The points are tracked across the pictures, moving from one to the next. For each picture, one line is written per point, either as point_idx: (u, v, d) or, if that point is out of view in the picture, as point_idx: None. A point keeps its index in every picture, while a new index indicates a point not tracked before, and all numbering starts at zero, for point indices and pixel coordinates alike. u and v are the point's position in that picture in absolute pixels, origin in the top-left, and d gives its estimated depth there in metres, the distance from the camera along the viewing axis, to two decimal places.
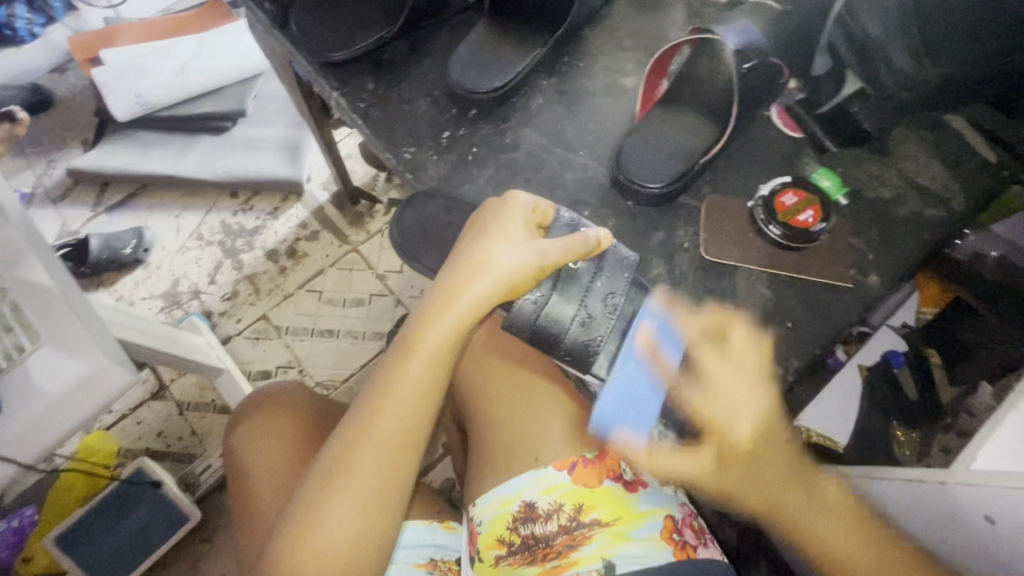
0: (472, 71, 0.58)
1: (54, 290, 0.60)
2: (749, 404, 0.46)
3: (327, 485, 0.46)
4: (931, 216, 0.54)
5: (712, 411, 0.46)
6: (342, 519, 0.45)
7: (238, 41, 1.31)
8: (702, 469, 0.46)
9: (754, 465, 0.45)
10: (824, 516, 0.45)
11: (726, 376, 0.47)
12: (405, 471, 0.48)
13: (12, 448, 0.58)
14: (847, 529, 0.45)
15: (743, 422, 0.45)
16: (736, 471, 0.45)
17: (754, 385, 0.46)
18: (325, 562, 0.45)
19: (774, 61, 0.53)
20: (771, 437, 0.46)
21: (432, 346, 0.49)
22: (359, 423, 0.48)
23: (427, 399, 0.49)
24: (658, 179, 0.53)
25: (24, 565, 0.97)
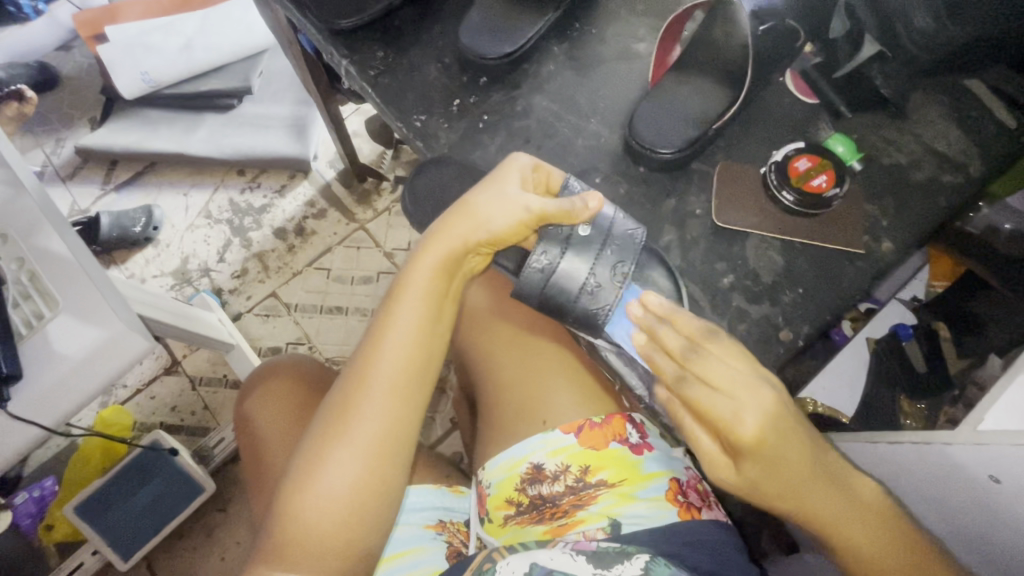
0: (484, 36, 0.58)
1: (70, 259, 0.61)
2: (754, 398, 0.40)
3: (330, 431, 0.47)
4: (946, 181, 0.54)
5: (717, 405, 0.41)
6: (347, 461, 0.46)
7: (243, 17, 1.30)
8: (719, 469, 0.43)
9: (771, 465, 0.41)
10: (852, 519, 0.43)
11: (727, 371, 0.42)
12: (409, 415, 0.48)
13: (34, 411, 0.59)
14: (867, 520, 0.44)
15: (750, 418, 0.40)
16: (752, 472, 0.41)
17: (755, 383, 0.41)
18: (330, 506, 0.45)
19: (793, 25, 0.52)
20: (781, 428, 0.40)
21: (424, 290, 0.50)
22: (356, 370, 0.48)
23: (425, 344, 0.49)
24: (670, 144, 0.53)
25: (49, 532, 1.02)
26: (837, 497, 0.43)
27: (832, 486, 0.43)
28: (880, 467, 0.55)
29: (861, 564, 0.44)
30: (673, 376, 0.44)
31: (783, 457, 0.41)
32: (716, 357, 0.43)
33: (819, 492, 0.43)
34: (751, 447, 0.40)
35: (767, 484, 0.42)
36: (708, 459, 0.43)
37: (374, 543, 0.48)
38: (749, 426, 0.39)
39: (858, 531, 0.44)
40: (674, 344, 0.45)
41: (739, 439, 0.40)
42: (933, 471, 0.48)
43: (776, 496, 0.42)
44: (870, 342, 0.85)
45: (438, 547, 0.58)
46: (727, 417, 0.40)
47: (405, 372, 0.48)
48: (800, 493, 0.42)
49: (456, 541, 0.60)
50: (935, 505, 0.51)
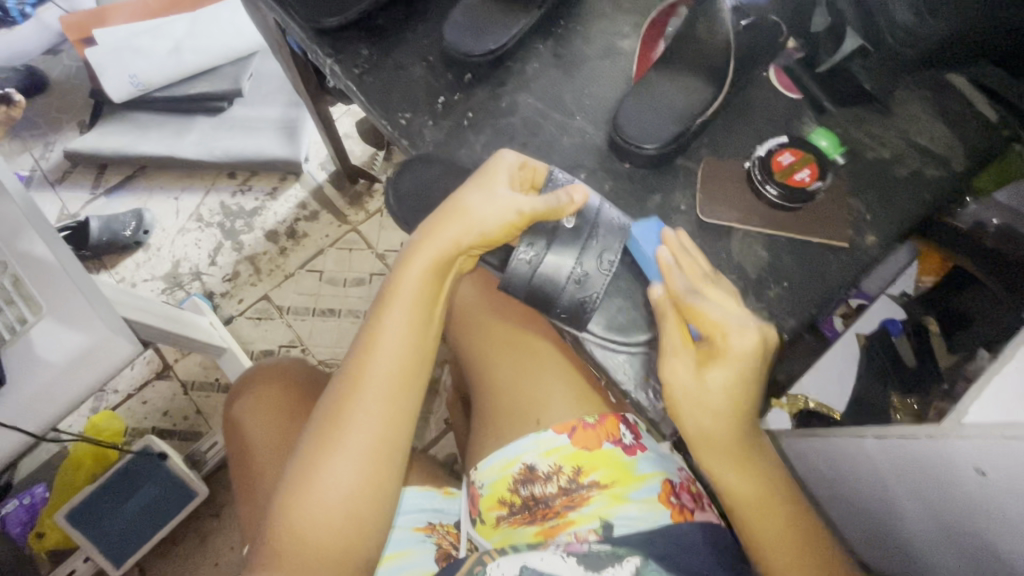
0: (468, 34, 0.57)
1: (54, 263, 0.61)
2: (745, 324, 0.46)
3: (323, 440, 0.46)
4: (931, 174, 0.54)
5: (714, 317, 0.46)
6: (343, 470, 0.45)
7: (232, 19, 1.29)
8: (691, 365, 0.46)
9: (734, 380, 0.46)
10: (750, 467, 0.47)
11: (717, 311, 0.47)
12: (403, 420, 0.48)
13: (18, 417, 0.58)
14: (759, 475, 0.47)
15: (739, 338, 0.46)
16: (712, 377, 0.46)
17: (744, 319, 0.47)
18: (327, 513, 0.45)
19: (775, 20, 0.54)
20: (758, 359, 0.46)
21: (415, 295, 0.49)
22: (349, 377, 0.48)
23: (417, 350, 0.49)
24: (655, 140, 0.53)
25: (38, 540, 1.01)
26: (755, 454, 0.48)
27: (749, 453, 0.47)
28: (869, 468, 0.55)
29: (744, 510, 0.47)
30: (685, 290, 0.47)
31: (738, 380, 0.46)
32: (713, 292, 0.48)
33: (738, 445, 0.47)
34: (734, 354, 0.46)
35: (705, 406, 0.46)
36: (680, 357, 0.46)
37: (373, 549, 0.47)
38: (734, 341, 0.46)
39: (739, 474, 0.47)
40: (679, 285, 0.47)
41: (727, 347, 0.46)
42: (917, 465, 0.48)
43: (708, 418, 0.46)
44: (859, 337, 0.86)
45: (426, 551, 0.58)
46: (713, 330, 0.46)
47: (398, 377, 0.48)
48: (726, 442, 0.47)
49: (445, 543, 0.60)
50: (921, 504, 0.51)
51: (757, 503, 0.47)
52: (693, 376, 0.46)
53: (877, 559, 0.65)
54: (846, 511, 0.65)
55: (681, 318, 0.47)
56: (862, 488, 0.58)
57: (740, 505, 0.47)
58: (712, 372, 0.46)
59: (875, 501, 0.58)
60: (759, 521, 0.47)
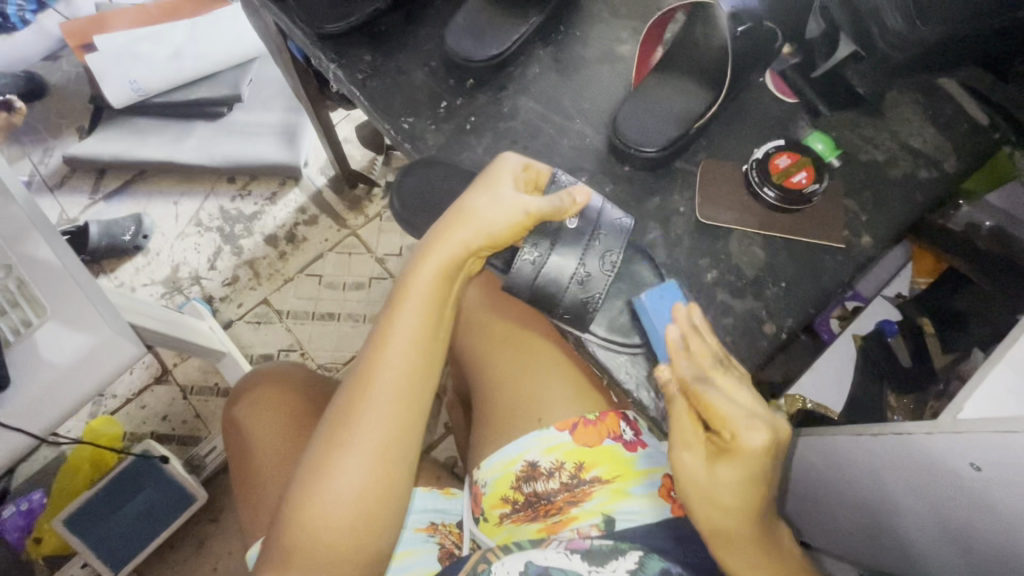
0: (469, 39, 0.58)
1: (58, 266, 0.61)
2: (759, 417, 0.44)
3: (333, 439, 0.47)
4: (923, 176, 0.55)
5: (726, 412, 0.43)
6: (353, 469, 0.46)
7: (232, 25, 1.30)
8: (699, 460, 0.44)
9: (748, 478, 0.43)
10: (767, 565, 0.44)
11: (730, 406, 0.44)
12: (413, 420, 0.48)
13: (22, 419, 0.59)
14: (776, 573, 0.45)
15: (754, 432, 0.43)
16: (722, 475, 0.43)
17: (760, 414, 0.44)
18: (337, 512, 0.45)
19: (770, 27, 0.53)
20: (773, 457, 0.43)
21: (424, 298, 0.50)
22: (360, 378, 0.48)
23: (426, 351, 0.50)
24: (654, 143, 0.54)
25: (35, 547, 1.01)
26: (772, 551, 0.45)
27: (765, 549, 0.44)
28: (866, 466, 0.56)
29: None
30: (694, 377, 0.45)
31: (753, 481, 0.43)
32: (728, 381, 0.45)
33: (756, 542, 0.44)
34: (748, 453, 0.42)
35: (716, 501, 0.44)
36: (688, 451, 0.45)
37: (382, 548, 0.48)
38: (750, 438, 0.42)
39: (754, 573, 0.44)
40: (687, 371, 0.46)
41: (741, 443, 0.43)
42: (914, 461, 0.49)
43: (718, 513, 0.44)
44: (855, 338, 0.87)
45: (430, 550, 0.58)
46: (723, 423, 0.44)
47: (407, 377, 0.48)
48: (739, 539, 0.44)
49: (448, 542, 0.60)
50: (918, 500, 0.52)
51: None
52: (702, 470, 0.44)
53: (872, 556, 0.66)
54: (841, 510, 0.65)
55: (691, 407, 0.45)
56: (858, 484, 0.59)
57: None
58: (723, 471, 0.43)
59: (871, 498, 0.58)
60: None
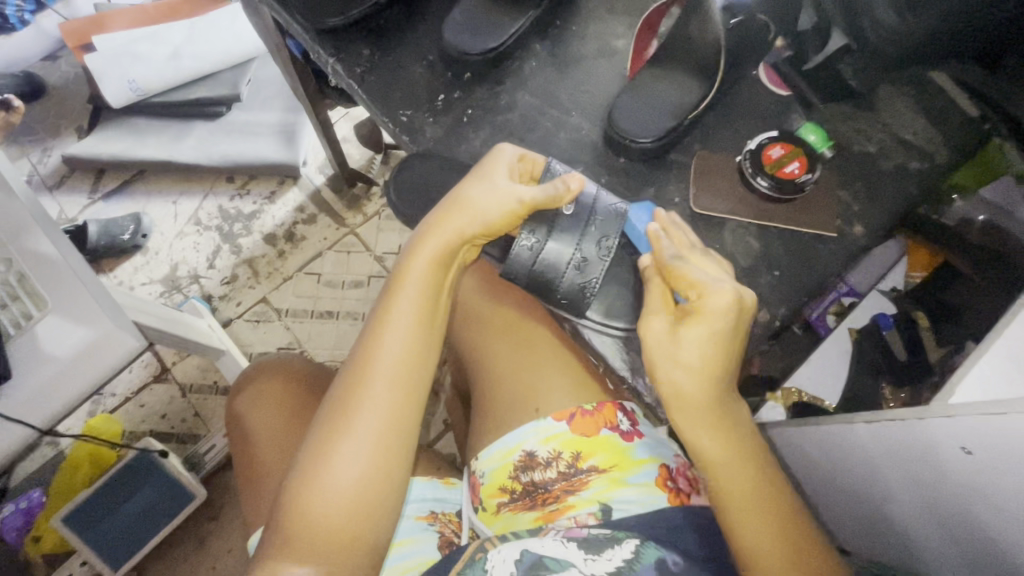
0: (467, 33, 0.59)
1: (59, 260, 0.61)
2: (724, 282, 0.46)
3: (333, 426, 0.47)
4: (915, 167, 0.56)
5: (694, 278, 0.46)
6: (352, 455, 0.46)
7: (231, 25, 1.30)
8: (664, 324, 0.46)
9: (711, 336, 0.44)
10: (725, 431, 0.45)
11: (697, 273, 0.47)
12: (411, 407, 0.49)
13: (24, 410, 0.59)
14: (732, 439, 0.45)
15: (718, 292, 0.45)
16: (687, 334, 0.45)
17: (728, 281, 0.46)
18: (337, 498, 0.46)
19: (763, 19, 0.54)
20: (738, 321, 0.45)
21: (420, 285, 0.50)
22: (358, 364, 0.49)
23: (423, 338, 0.50)
24: (649, 133, 0.54)
25: (35, 544, 1.01)
26: (732, 418, 0.46)
27: (725, 416, 0.45)
28: (860, 454, 0.56)
29: (712, 472, 0.45)
30: (670, 254, 0.48)
31: (716, 340, 0.45)
32: (702, 261, 0.49)
33: (714, 410, 0.45)
34: (714, 311, 0.44)
35: (679, 360, 0.45)
36: (655, 318, 0.47)
37: (382, 535, 0.48)
38: (713, 295, 0.45)
39: (711, 435, 0.45)
40: (665, 249, 0.48)
41: (705, 302, 0.45)
42: (906, 447, 0.49)
43: (682, 375, 0.45)
44: (852, 332, 0.88)
45: (429, 538, 0.59)
46: (690, 288, 0.46)
47: (405, 364, 0.49)
48: (701, 399, 0.45)
49: (447, 531, 0.61)
50: (911, 487, 0.53)
51: (726, 468, 0.45)
52: (667, 331, 0.46)
53: (868, 545, 0.67)
54: (839, 498, 0.66)
55: (665, 284, 0.49)
56: (852, 472, 0.60)
57: (712, 468, 0.45)
58: (688, 330, 0.45)
59: (866, 486, 0.59)
60: (726, 483, 0.45)
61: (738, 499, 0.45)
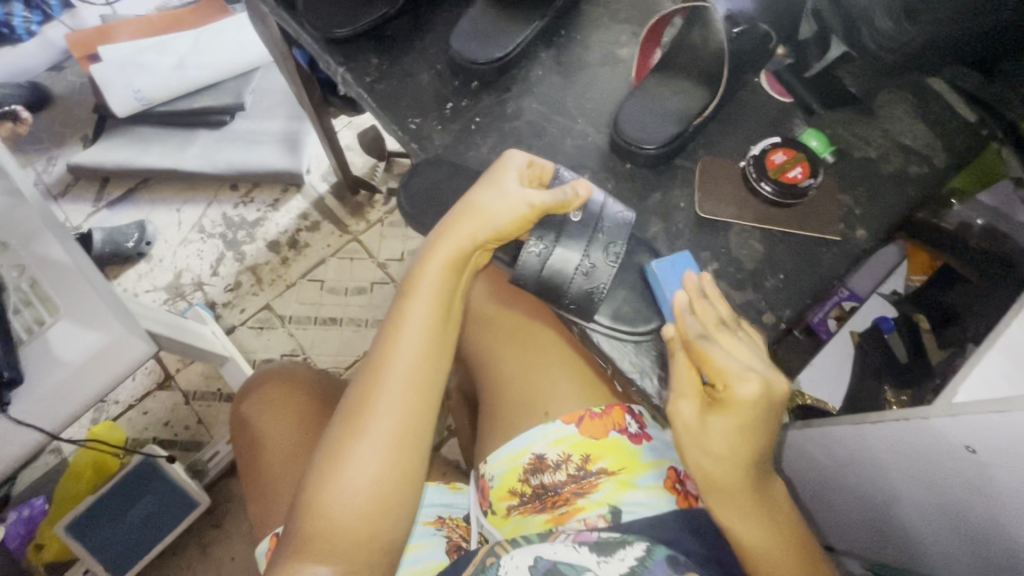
0: (474, 42, 0.60)
1: (70, 265, 0.62)
2: (754, 369, 0.45)
3: (348, 429, 0.48)
4: (915, 172, 0.57)
5: (723, 364, 0.45)
6: (368, 457, 0.47)
7: (236, 35, 1.32)
8: (693, 410, 0.46)
9: (741, 429, 0.44)
10: (758, 515, 0.45)
11: (725, 359, 0.46)
12: (425, 409, 0.49)
13: (36, 415, 0.59)
14: (767, 523, 0.46)
15: (747, 381, 0.44)
16: (717, 426, 0.44)
17: (758, 367, 0.45)
18: (353, 500, 0.46)
19: (764, 29, 0.55)
20: (769, 409, 0.44)
21: (434, 289, 0.51)
22: (374, 367, 0.50)
23: (437, 341, 0.51)
24: (654, 140, 0.55)
25: (38, 552, 1.00)
26: (767, 502, 0.46)
27: (758, 501, 0.45)
28: (866, 456, 0.57)
29: (749, 554, 0.46)
30: (697, 334, 0.47)
31: (746, 431, 0.44)
32: (731, 340, 0.47)
33: (748, 498, 0.45)
34: (744, 404, 0.43)
35: (709, 452, 0.45)
36: (684, 403, 0.46)
37: (397, 537, 0.48)
38: (741, 385, 0.44)
39: (745, 522, 0.45)
40: (691, 329, 0.48)
41: (734, 393, 0.44)
42: (911, 447, 0.50)
43: (713, 465, 0.45)
44: (854, 336, 0.90)
45: (439, 544, 0.59)
46: (719, 374, 0.45)
47: (420, 368, 0.50)
48: (733, 490, 0.45)
49: (455, 535, 0.61)
50: (917, 488, 0.53)
51: (762, 550, 0.46)
52: (696, 420, 0.45)
53: (873, 546, 0.67)
54: (844, 499, 0.66)
55: (692, 362, 0.47)
56: (857, 474, 0.60)
57: (748, 549, 0.46)
58: (718, 422, 0.44)
59: (871, 487, 0.60)
60: (764, 562, 0.46)
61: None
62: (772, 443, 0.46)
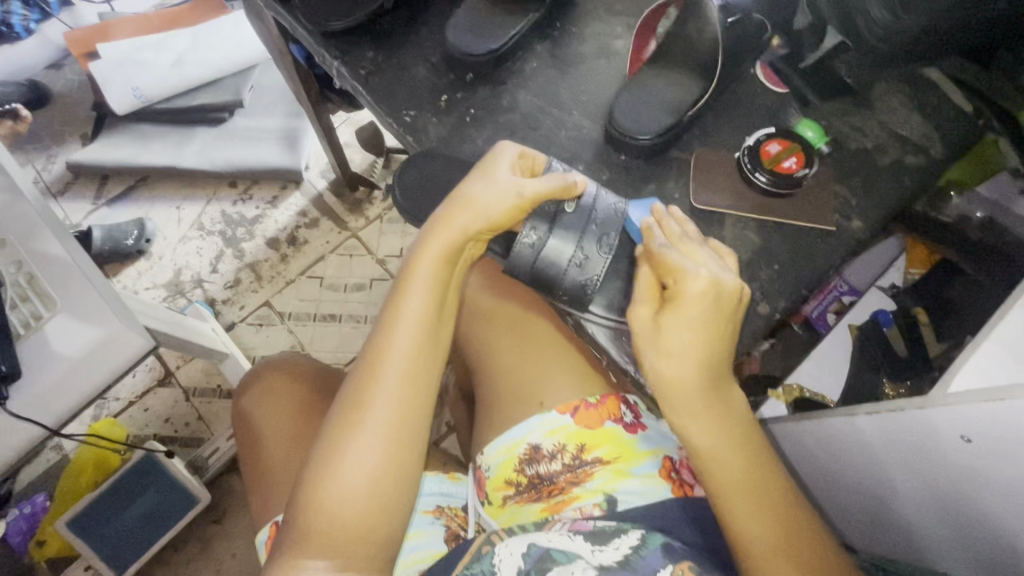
0: (469, 35, 0.60)
1: (67, 260, 0.62)
2: (709, 270, 0.47)
3: (346, 422, 0.48)
4: (912, 162, 0.56)
5: (677, 264, 0.47)
6: (366, 449, 0.47)
7: (234, 32, 1.32)
8: (647, 310, 0.48)
9: (691, 324, 0.46)
10: (712, 417, 0.46)
11: (681, 261, 0.47)
12: (421, 401, 0.49)
13: (35, 410, 0.60)
14: (721, 427, 0.46)
15: (698, 278, 0.46)
16: (669, 322, 0.46)
17: (713, 269, 0.47)
18: (351, 493, 0.46)
19: (759, 19, 0.56)
20: (721, 306, 0.46)
21: (429, 281, 0.51)
22: (368, 361, 0.50)
23: (432, 333, 0.51)
24: (649, 131, 0.55)
25: (40, 547, 1.01)
26: (724, 407, 0.47)
27: (713, 403, 0.46)
28: (862, 447, 0.57)
29: (703, 459, 0.46)
30: (659, 244, 0.49)
31: (697, 327, 0.46)
32: (693, 249, 0.49)
33: (705, 400, 0.46)
34: (692, 296, 0.46)
35: (661, 348, 0.46)
36: (641, 306, 0.48)
37: (395, 528, 0.48)
38: (693, 282, 0.46)
39: (698, 423, 0.46)
40: (654, 239, 0.50)
41: (684, 288, 0.46)
42: (906, 437, 0.50)
43: (666, 363, 0.46)
44: (852, 328, 0.88)
45: (436, 532, 0.59)
46: (674, 275, 0.47)
47: (415, 359, 0.50)
48: (686, 387, 0.46)
49: (454, 524, 0.62)
50: (914, 479, 0.53)
51: (718, 453, 0.46)
52: (650, 319, 0.47)
53: (873, 540, 0.67)
54: (840, 491, 0.66)
55: (654, 272, 0.50)
56: (854, 466, 0.60)
57: (703, 454, 0.46)
58: (669, 319, 0.46)
59: (868, 479, 0.60)
60: (719, 468, 0.46)
61: (731, 484, 0.46)
62: (728, 346, 0.47)
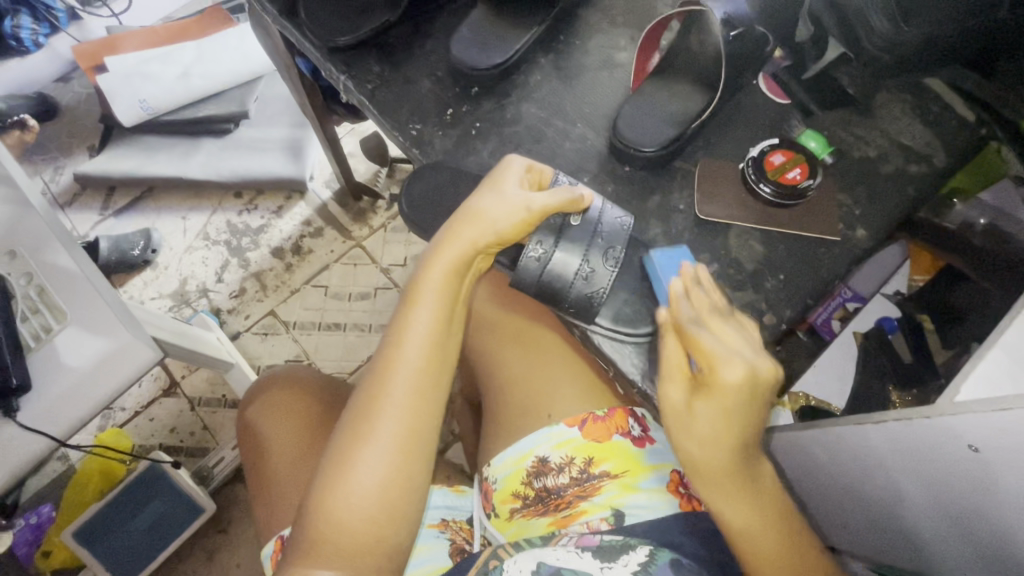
0: (474, 49, 0.61)
1: (76, 273, 0.63)
2: (743, 354, 0.45)
3: (354, 434, 0.48)
4: (915, 172, 0.57)
5: (711, 348, 0.46)
6: (374, 461, 0.47)
7: (239, 44, 1.33)
8: (679, 390, 0.46)
9: (728, 415, 0.45)
10: (746, 499, 0.46)
11: (713, 343, 0.46)
12: (429, 413, 0.50)
13: (44, 421, 0.60)
14: (753, 507, 0.47)
15: (734, 364, 0.45)
16: (703, 409, 0.45)
17: (747, 353, 0.46)
18: (359, 505, 0.47)
19: (761, 32, 0.54)
20: (756, 392, 0.45)
21: (438, 293, 0.51)
22: (377, 373, 0.50)
23: (441, 345, 0.51)
24: (653, 143, 0.56)
25: (46, 559, 1.01)
26: (754, 487, 0.47)
27: (746, 488, 0.46)
28: (869, 456, 0.57)
29: (734, 536, 0.47)
30: (688, 318, 0.48)
31: (733, 416, 0.45)
32: (724, 326, 0.47)
33: (737, 483, 0.46)
34: (730, 387, 0.44)
35: (696, 434, 0.45)
36: (672, 386, 0.47)
37: (403, 540, 0.48)
38: (728, 369, 0.44)
39: (731, 505, 0.46)
40: (684, 312, 0.48)
41: (720, 376, 0.45)
42: (913, 446, 0.50)
43: (700, 451, 0.46)
44: (857, 335, 0.89)
45: (441, 546, 0.59)
46: (707, 357, 0.46)
47: (424, 372, 0.50)
48: (719, 471, 0.46)
49: (459, 538, 0.61)
50: (922, 489, 0.53)
51: (749, 534, 0.46)
52: (683, 401, 0.46)
53: (879, 548, 0.67)
54: (848, 502, 0.66)
55: (682, 346, 0.48)
56: (861, 475, 0.60)
57: (733, 531, 0.47)
58: (705, 405, 0.45)
59: (875, 489, 0.60)
60: (751, 545, 0.47)
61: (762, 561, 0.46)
62: (761, 426, 0.47)
